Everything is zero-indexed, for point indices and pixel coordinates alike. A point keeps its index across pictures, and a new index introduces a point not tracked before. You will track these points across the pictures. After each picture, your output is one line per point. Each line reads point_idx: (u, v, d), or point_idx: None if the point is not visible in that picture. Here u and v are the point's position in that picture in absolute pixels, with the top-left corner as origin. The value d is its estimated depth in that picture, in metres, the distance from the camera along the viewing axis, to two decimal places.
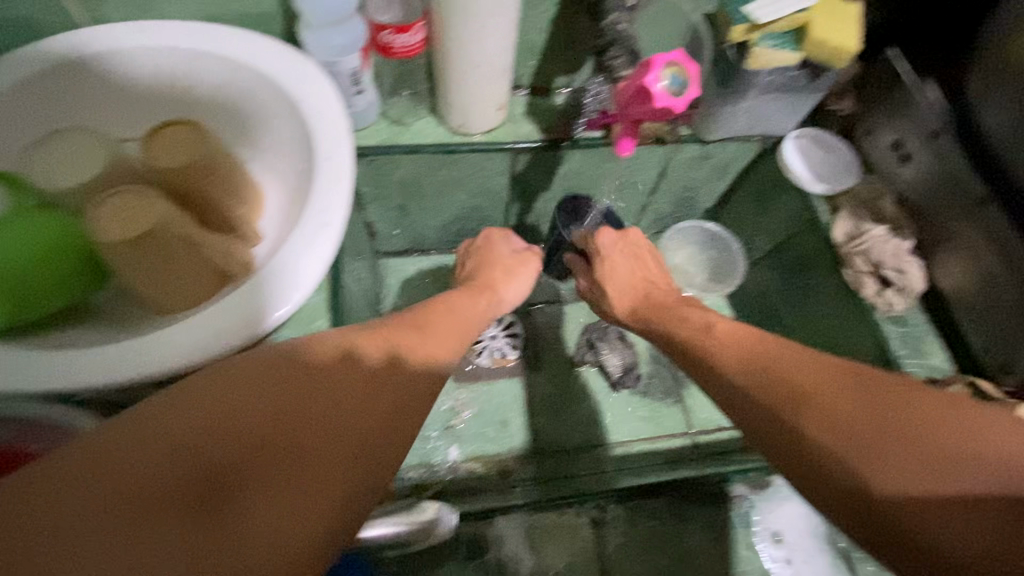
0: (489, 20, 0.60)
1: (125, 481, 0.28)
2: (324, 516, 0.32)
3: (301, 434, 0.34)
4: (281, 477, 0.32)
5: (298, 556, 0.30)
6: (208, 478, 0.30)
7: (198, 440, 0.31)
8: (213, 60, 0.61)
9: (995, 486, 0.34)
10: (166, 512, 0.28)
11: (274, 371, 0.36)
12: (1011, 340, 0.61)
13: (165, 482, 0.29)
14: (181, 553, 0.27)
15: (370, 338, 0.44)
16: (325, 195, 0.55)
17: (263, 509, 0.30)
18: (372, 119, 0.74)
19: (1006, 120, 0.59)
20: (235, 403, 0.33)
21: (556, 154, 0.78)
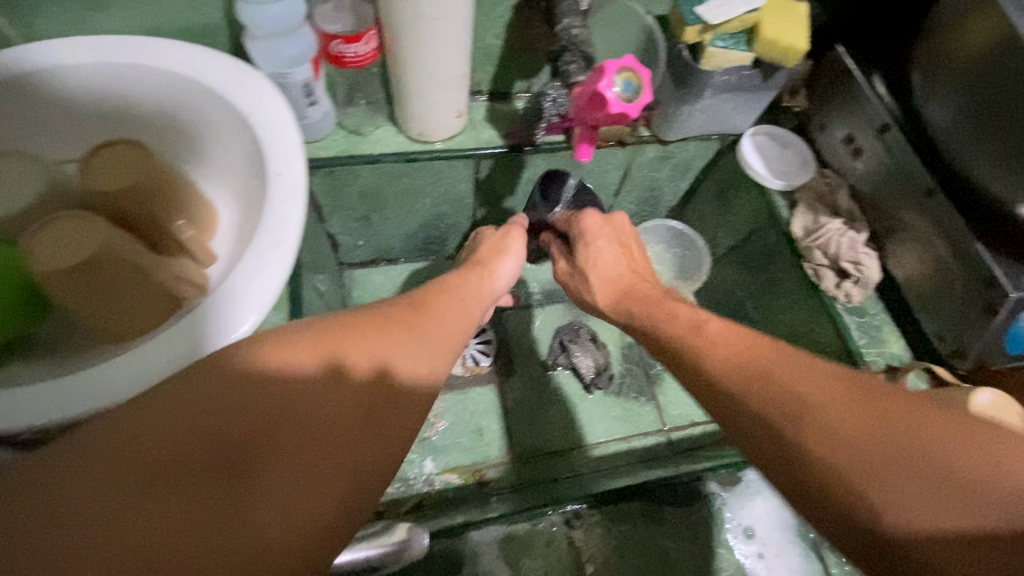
0: (441, 28, 0.59)
1: (150, 454, 0.31)
2: (326, 495, 0.35)
3: (308, 422, 0.36)
4: (289, 457, 0.35)
5: (302, 530, 0.33)
6: (222, 451, 0.33)
7: (217, 417, 0.34)
8: (152, 76, 0.58)
9: (952, 485, 0.34)
10: (183, 480, 0.31)
11: (286, 353, 0.39)
12: (963, 326, 0.62)
13: (184, 452, 0.32)
14: (199, 519, 0.30)
15: (360, 347, 0.42)
16: (278, 211, 0.53)
17: (266, 488, 0.33)
18: (328, 130, 0.72)
19: (946, 113, 0.60)
20: (250, 384, 0.36)
21: (518, 159, 0.78)
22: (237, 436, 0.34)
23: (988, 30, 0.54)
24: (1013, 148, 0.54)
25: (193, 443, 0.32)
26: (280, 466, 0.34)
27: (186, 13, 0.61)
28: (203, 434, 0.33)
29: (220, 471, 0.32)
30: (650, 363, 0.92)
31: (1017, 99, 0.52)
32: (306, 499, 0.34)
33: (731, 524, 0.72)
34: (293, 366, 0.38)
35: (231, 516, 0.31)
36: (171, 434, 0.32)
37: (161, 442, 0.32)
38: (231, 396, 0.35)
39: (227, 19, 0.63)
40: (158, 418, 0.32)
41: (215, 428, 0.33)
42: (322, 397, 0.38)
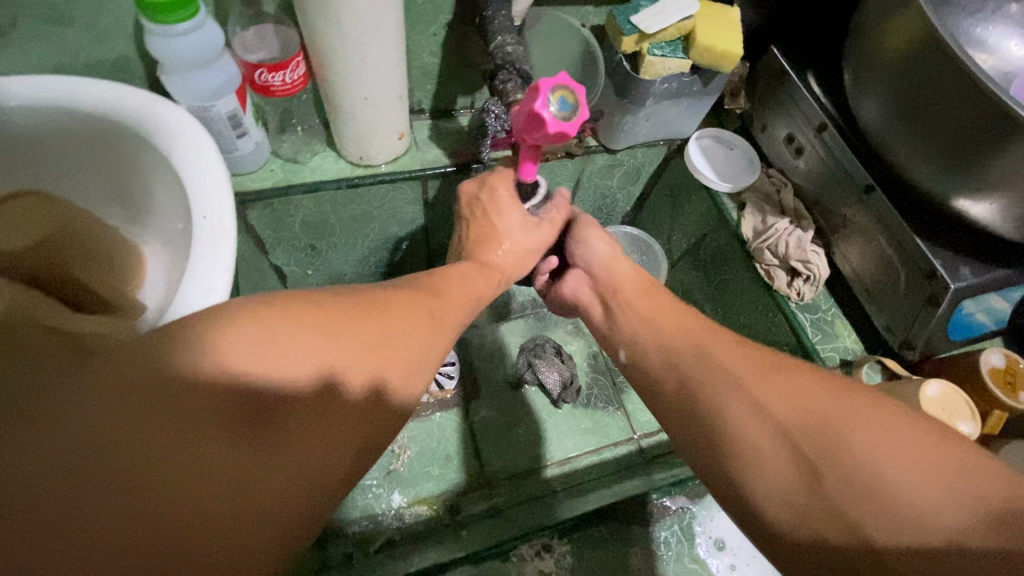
0: (371, 51, 0.57)
1: (176, 404, 0.31)
2: (332, 466, 0.37)
3: (318, 410, 0.37)
4: (306, 423, 0.36)
5: (309, 493, 0.35)
6: (241, 425, 0.33)
7: (242, 375, 0.34)
8: (52, 114, 0.53)
9: (921, 493, 0.35)
10: (203, 449, 0.31)
11: (304, 322, 0.39)
12: (908, 318, 0.63)
13: (204, 422, 0.32)
14: (224, 472, 0.31)
15: (363, 357, 0.41)
16: (206, 257, 0.50)
17: (280, 468, 0.34)
18: (263, 160, 0.69)
19: (877, 113, 0.62)
20: (273, 348, 0.36)
21: (467, 178, 0.76)
22: (257, 401, 0.34)
23: (908, 32, 0.54)
24: (941, 146, 0.56)
25: (213, 414, 0.32)
26: (295, 447, 0.35)
27: (94, 48, 0.57)
28: (222, 407, 0.33)
29: (239, 445, 0.32)
30: (615, 372, 0.92)
31: (941, 99, 0.53)
32: (314, 482, 0.35)
33: (700, 538, 0.75)
34: (300, 363, 0.37)
35: (247, 490, 0.32)
36: (189, 403, 0.32)
37: (178, 410, 0.31)
38: (247, 373, 0.34)
39: (140, 52, 0.59)
40: (176, 386, 0.32)
41: (238, 392, 0.34)
42: (331, 393, 0.38)
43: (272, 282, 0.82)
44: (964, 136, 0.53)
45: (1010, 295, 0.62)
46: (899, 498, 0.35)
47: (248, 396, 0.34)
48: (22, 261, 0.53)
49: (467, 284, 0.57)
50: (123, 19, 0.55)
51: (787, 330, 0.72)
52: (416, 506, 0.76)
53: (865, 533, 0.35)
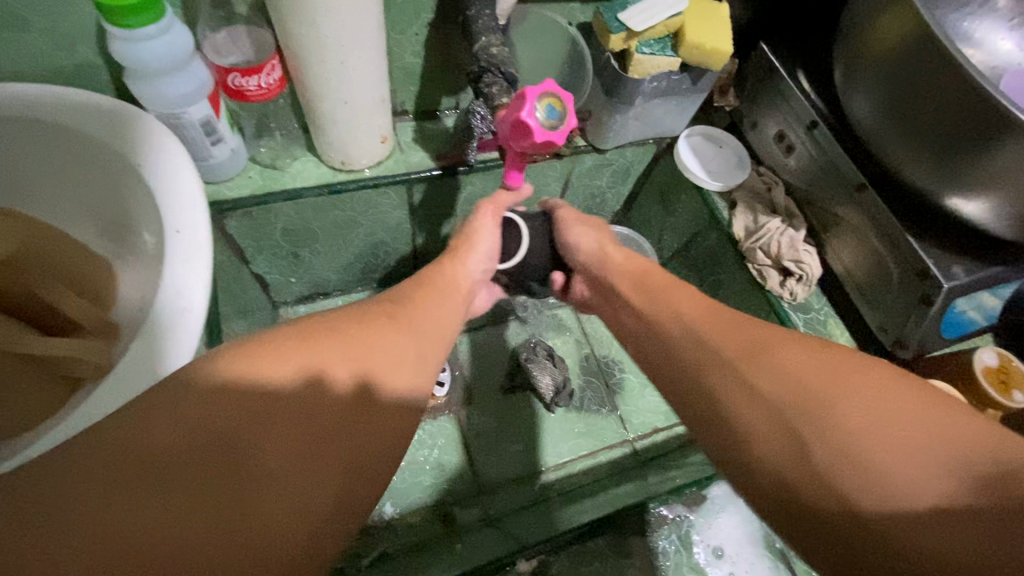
0: (349, 53, 0.54)
1: (141, 449, 0.33)
2: (312, 486, 0.36)
3: (295, 418, 0.38)
4: (279, 447, 0.36)
5: (288, 517, 0.35)
6: (210, 454, 0.34)
7: (205, 411, 0.35)
8: (6, 124, 0.49)
9: (944, 499, 0.33)
10: (178, 474, 0.33)
11: (269, 346, 0.40)
12: (903, 318, 0.63)
13: (173, 453, 0.33)
14: (194, 506, 0.32)
15: (343, 357, 0.41)
16: (181, 274, 0.47)
17: (261, 480, 0.35)
18: (240, 167, 0.66)
19: (868, 109, 0.60)
20: (236, 376, 0.37)
21: (453, 181, 0.74)
22: (221, 431, 0.35)
23: (899, 28, 0.54)
24: (931, 144, 0.55)
25: (185, 439, 0.34)
26: (273, 457, 0.36)
27: (54, 53, 0.54)
28: (192, 430, 0.34)
29: (208, 474, 0.34)
30: (608, 373, 0.91)
31: (929, 96, 0.53)
32: (303, 486, 0.36)
33: (698, 547, 0.73)
34: (268, 373, 0.38)
35: (222, 513, 0.33)
36: (160, 435, 0.34)
37: (150, 442, 0.33)
38: (209, 394, 0.36)
39: (104, 56, 0.56)
40: (146, 421, 0.34)
41: (201, 427, 0.35)
42: (309, 399, 0.38)
43: (254, 292, 0.80)
44: (953, 134, 0.52)
45: (1000, 293, 0.62)
46: (933, 508, 0.33)
47: (216, 417, 0.35)
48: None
49: (452, 285, 0.55)
50: (85, 23, 0.52)
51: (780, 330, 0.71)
52: (409, 518, 0.76)
53: (856, 504, 0.35)
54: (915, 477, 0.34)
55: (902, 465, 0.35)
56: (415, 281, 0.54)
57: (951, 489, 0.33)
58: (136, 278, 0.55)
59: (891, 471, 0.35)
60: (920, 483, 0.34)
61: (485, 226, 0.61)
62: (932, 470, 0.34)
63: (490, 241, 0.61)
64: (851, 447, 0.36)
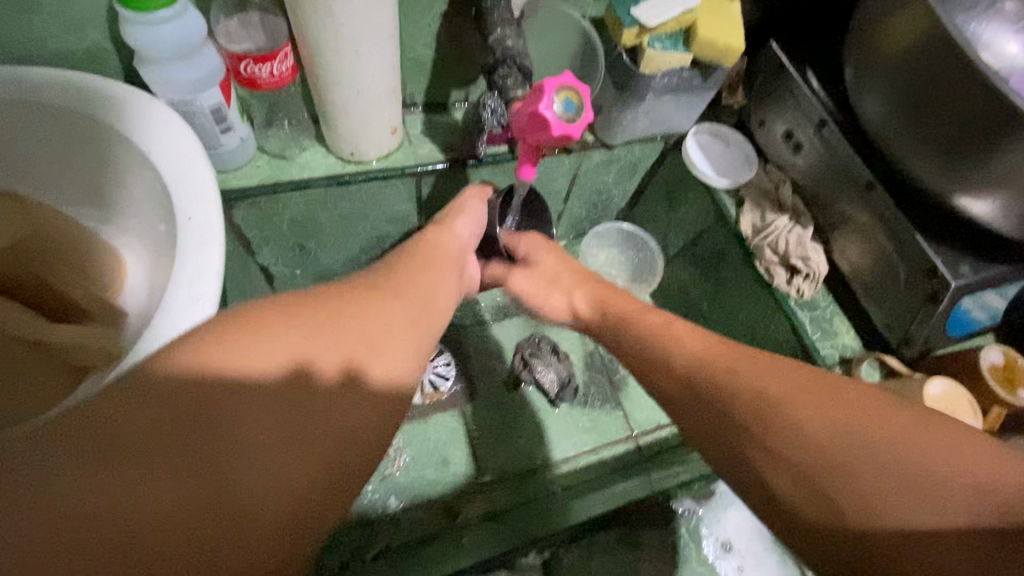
0: (363, 44, 0.54)
1: (116, 428, 0.30)
2: (298, 469, 0.34)
3: (277, 404, 0.35)
4: (263, 427, 0.34)
5: (272, 501, 0.33)
6: (188, 434, 0.32)
7: (188, 390, 0.33)
8: (13, 108, 0.49)
9: (988, 522, 0.33)
10: (155, 456, 0.30)
11: (258, 318, 0.37)
12: (910, 316, 0.64)
13: (151, 433, 0.31)
14: (172, 488, 0.30)
15: (318, 325, 0.38)
16: (195, 263, 0.47)
17: (242, 464, 0.32)
18: (249, 157, 0.66)
19: (878, 104, 0.61)
20: (223, 354, 0.34)
21: (462, 174, 0.74)
22: (205, 410, 0.32)
23: (913, 22, 0.54)
24: (940, 139, 0.55)
25: (163, 421, 0.31)
26: (248, 435, 0.33)
27: (63, 37, 0.54)
28: (170, 407, 0.32)
29: (186, 456, 0.31)
30: (612, 370, 0.91)
31: (943, 91, 0.53)
32: (281, 465, 0.34)
33: (706, 542, 0.73)
34: (258, 352, 0.35)
35: (205, 496, 0.31)
36: (136, 412, 0.31)
37: (127, 417, 0.31)
38: (197, 366, 0.34)
39: (114, 41, 0.55)
40: (132, 399, 0.32)
41: (183, 406, 0.32)
42: (288, 372, 0.36)
43: (259, 283, 0.79)
44: (964, 126, 0.52)
45: (1003, 292, 0.63)
46: (970, 530, 0.33)
47: (195, 392, 0.33)
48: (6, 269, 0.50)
49: (441, 256, 0.54)
50: (96, 6, 0.52)
51: (787, 328, 0.72)
52: (413, 510, 0.76)
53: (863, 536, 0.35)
54: (901, 508, 0.34)
55: (889, 483, 0.35)
56: (408, 256, 0.52)
57: (944, 521, 0.33)
58: (148, 268, 0.55)
59: (883, 500, 0.35)
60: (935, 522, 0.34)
61: (470, 206, 0.61)
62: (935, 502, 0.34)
63: (477, 217, 0.61)
64: (859, 483, 0.36)
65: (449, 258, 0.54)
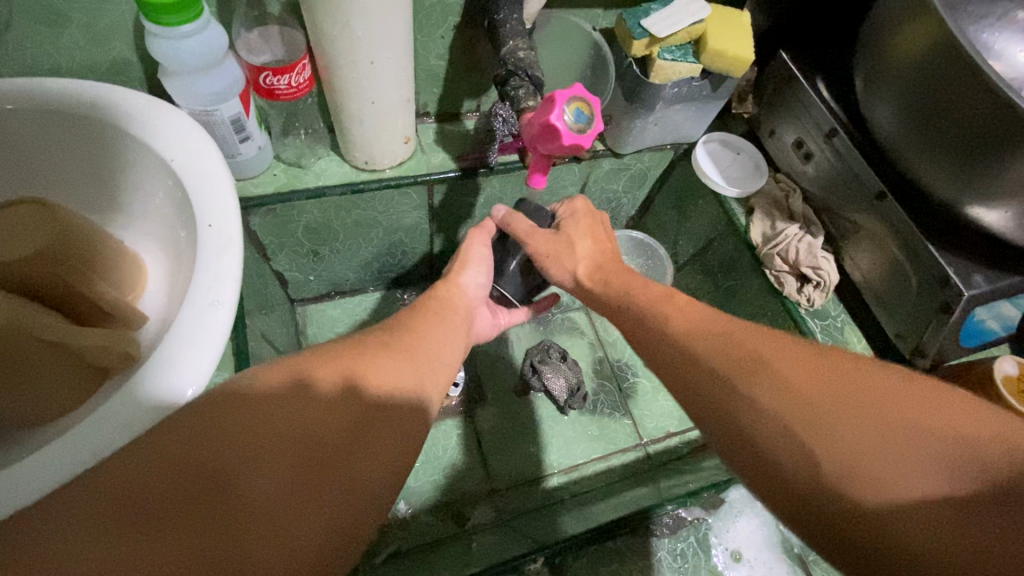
0: (378, 56, 0.55)
1: (126, 490, 0.29)
2: (312, 519, 0.33)
3: (290, 450, 0.34)
4: (275, 476, 0.33)
5: (290, 555, 0.32)
6: (203, 492, 0.31)
7: (199, 446, 0.32)
8: (44, 116, 0.51)
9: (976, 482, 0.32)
10: (168, 516, 0.29)
11: (266, 371, 0.38)
12: (921, 324, 0.63)
13: (165, 492, 0.30)
14: (187, 550, 0.29)
15: (326, 363, 0.40)
16: (214, 268, 0.48)
17: (257, 517, 0.31)
18: (266, 165, 0.67)
19: (892, 117, 0.60)
20: (232, 407, 0.34)
21: (473, 182, 0.75)
22: (218, 464, 0.32)
23: (923, 36, 0.54)
24: (955, 150, 0.55)
25: (175, 478, 0.30)
26: (263, 483, 0.33)
27: (91, 49, 0.56)
28: (186, 465, 0.31)
29: (201, 515, 0.30)
30: (621, 377, 0.91)
31: (959, 105, 0.52)
32: (299, 514, 0.33)
33: (716, 550, 0.73)
34: (268, 394, 0.36)
35: (220, 557, 0.29)
36: (146, 468, 0.30)
37: (140, 478, 0.30)
38: (209, 419, 0.33)
39: (139, 54, 0.57)
40: (139, 459, 0.31)
41: (196, 461, 0.31)
42: (301, 411, 0.36)
43: (274, 288, 0.81)
44: (980, 138, 0.52)
45: (1017, 302, 0.63)
46: (963, 496, 0.32)
47: (205, 450, 0.32)
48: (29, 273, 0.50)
49: (449, 310, 0.56)
50: (123, 20, 0.54)
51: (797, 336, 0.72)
52: (422, 516, 0.76)
53: (852, 497, 0.34)
54: (890, 471, 0.34)
55: (885, 448, 0.35)
56: (421, 314, 0.53)
57: (932, 485, 0.33)
58: (168, 272, 0.57)
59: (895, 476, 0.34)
60: (927, 488, 0.33)
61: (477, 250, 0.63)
62: (929, 467, 0.33)
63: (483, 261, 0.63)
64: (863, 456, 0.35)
65: (457, 314, 0.56)
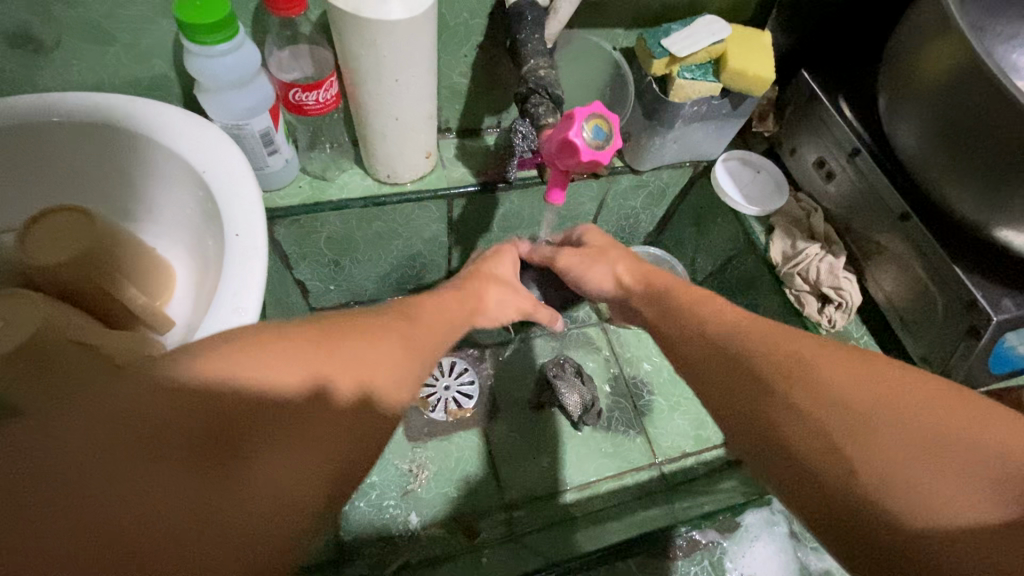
0: (403, 74, 0.57)
1: (135, 423, 0.30)
2: (302, 491, 0.34)
3: (295, 422, 0.35)
4: (280, 443, 0.34)
5: (274, 519, 0.32)
6: (207, 443, 0.31)
7: (213, 397, 0.32)
8: (89, 127, 0.54)
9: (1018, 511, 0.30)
10: (169, 457, 0.29)
11: (289, 336, 0.38)
12: (947, 348, 0.62)
13: (170, 435, 0.30)
14: (181, 496, 0.29)
15: (348, 365, 0.39)
16: (239, 276, 0.49)
17: (252, 477, 0.32)
18: (293, 177, 0.69)
19: (914, 138, 0.60)
20: (252, 366, 0.34)
21: (492, 197, 0.76)
22: (227, 422, 0.32)
23: (948, 57, 0.53)
24: (980, 172, 0.54)
25: (184, 424, 0.31)
26: (265, 472, 0.32)
27: (132, 65, 0.59)
28: (196, 414, 0.31)
29: (201, 465, 0.30)
30: (636, 395, 0.90)
31: (984, 126, 0.52)
32: (287, 514, 0.33)
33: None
34: (288, 372, 0.36)
35: (208, 508, 0.30)
36: (166, 419, 0.30)
37: (149, 415, 0.30)
38: (229, 378, 0.33)
39: (176, 70, 0.60)
40: (154, 394, 0.31)
41: (209, 412, 0.32)
42: (317, 413, 0.36)
43: (295, 296, 0.83)
44: (1005, 160, 0.51)
45: None
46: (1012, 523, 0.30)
47: (216, 403, 0.32)
48: (66, 279, 0.52)
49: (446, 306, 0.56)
50: (164, 38, 0.57)
51: None
52: (433, 528, 0.76)
53: (879, 504, 0.33)
54: (916, 492, 0.32)
55: (914, 460, 0.34)
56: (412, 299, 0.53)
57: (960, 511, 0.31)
58: (194, 280, 0.59)
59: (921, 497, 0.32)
60: (966, 502, 0.31)
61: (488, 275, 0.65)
62: (958, 488, 0.32)
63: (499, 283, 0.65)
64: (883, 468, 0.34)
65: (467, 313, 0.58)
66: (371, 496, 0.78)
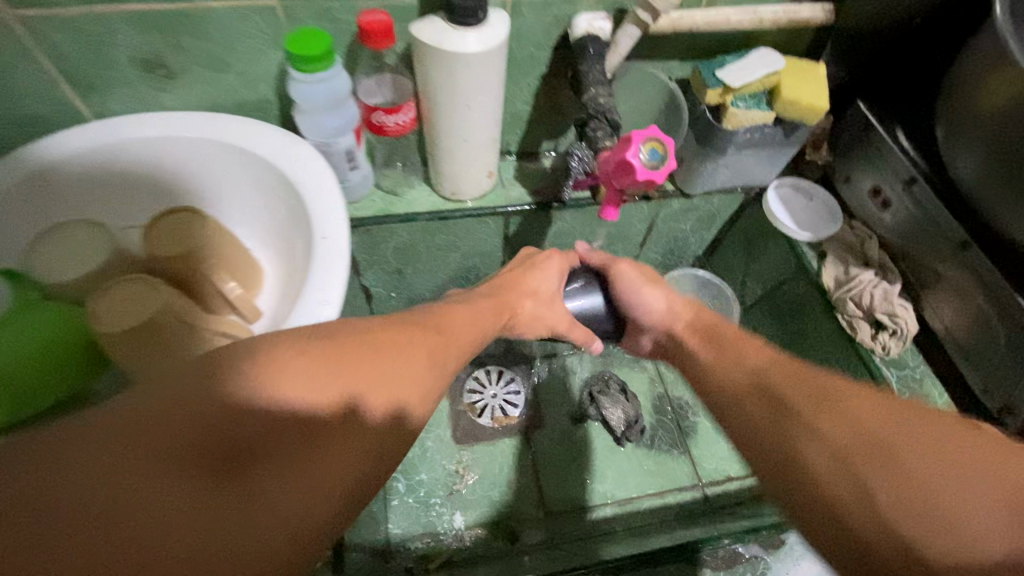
0: (475, 100, 0.63)
1: (153, 433, 0.31)
2: (308, 503, 0.35)
3: (307, 436, 0.36)
4: (287, 458, 0.35)
5: (279, 531, 0.33)
6: (217, 455, 0.32)
7: (228, 411, 0.34)
8: (207, 141, 0.63)
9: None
10: (182, 468, 0.31)
11: (309, 351, 0.39)
12: (1009, 380, 0.61)
13: (183, 446, 0.32)
14: (189, 505, 0.30)
15: (372, 379, 0.41)
16: (323, 272, 0.56)
17: (260, 489, 0.33)
18: (367, 191, 0.77)
19: (974, 166, 0.60)
20: (267, 381, 0.36)
21: (546, 215, 0.81)
22: (238, 435, 0.34)
23: (1009, 89, 0.54)
24: None
25: (198, 436, 0.32)
26: (273, 485, 0.34)
27: (242, 89, 0.68)
28: (208, 428, 0.33)
29: (211, 476, 0.32)
30: (681, 415, 0.91)
31: None
32: (287, 539, 0.33)
33: None
34: (305, 387, 0.37)
35: (215, 518, 0.31)
36: (183, 429, 0.32)
37: (165, 426, 0.32)
38: (246, 393, 0.35)
39: (278, 94, 0.69)
40: (173, 406, 0.33)
41: (222, 425, 0.33)
42: (329, 432, 0.37)
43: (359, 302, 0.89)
44: None
45: None
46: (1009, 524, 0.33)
47: (230, 416, 0.34)
48: (176, 269, 0.59)
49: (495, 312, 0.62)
50: (271, 67, 0.65)
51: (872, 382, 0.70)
52: (476, 529, 0.79)
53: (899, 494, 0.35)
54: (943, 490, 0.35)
55: (954, 473, 0.35)
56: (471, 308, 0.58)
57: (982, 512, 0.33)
58: (280, 276, 0.66)
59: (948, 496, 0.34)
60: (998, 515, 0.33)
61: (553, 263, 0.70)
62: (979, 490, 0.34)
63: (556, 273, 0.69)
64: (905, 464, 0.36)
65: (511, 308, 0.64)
66: (418, 494, 0.82)
